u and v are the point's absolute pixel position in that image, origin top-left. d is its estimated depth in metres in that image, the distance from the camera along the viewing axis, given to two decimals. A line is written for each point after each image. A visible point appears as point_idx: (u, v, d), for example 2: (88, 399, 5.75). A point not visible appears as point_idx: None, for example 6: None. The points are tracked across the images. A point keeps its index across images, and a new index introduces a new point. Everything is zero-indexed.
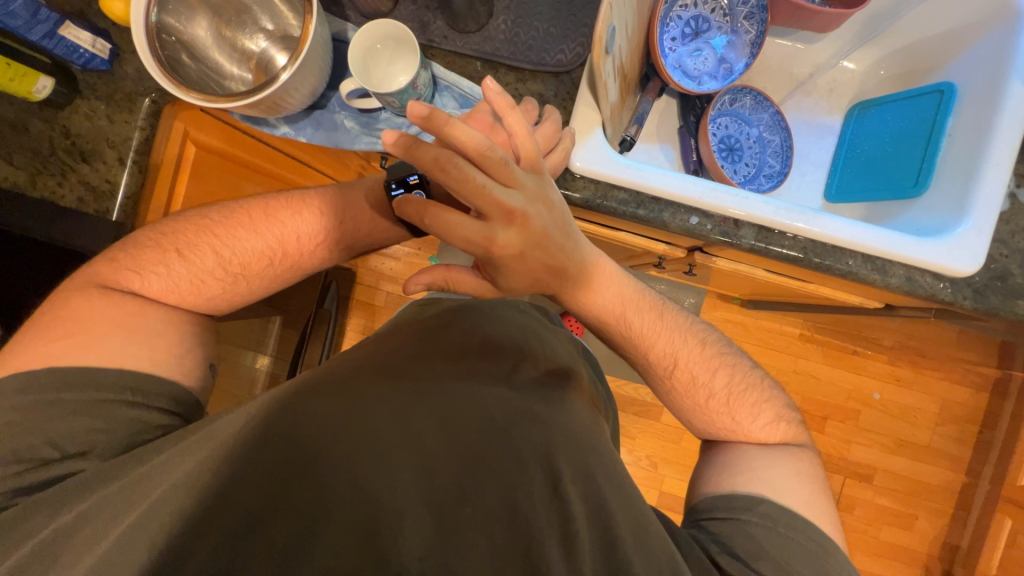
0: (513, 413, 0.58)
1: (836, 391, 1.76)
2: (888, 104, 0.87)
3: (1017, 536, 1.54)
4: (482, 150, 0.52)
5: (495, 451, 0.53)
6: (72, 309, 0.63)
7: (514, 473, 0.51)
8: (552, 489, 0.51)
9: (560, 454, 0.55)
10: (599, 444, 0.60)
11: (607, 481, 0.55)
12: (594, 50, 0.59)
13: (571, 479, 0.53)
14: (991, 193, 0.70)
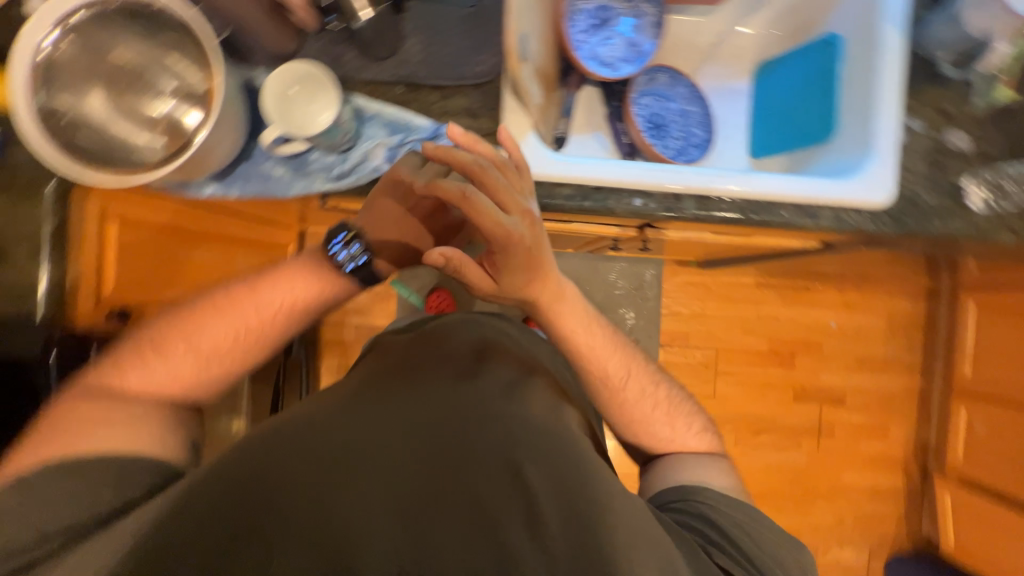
0: (490, 428, 0.61)
1: (795, 327, 1.90)
2: (790, 62, 0.94)
3: (972, 423, 1.70)
4: (503, 163, 0.66)
5: (462, 458, 0.58)
6: (54, 418, 0.61)
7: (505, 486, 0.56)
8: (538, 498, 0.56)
9: (539, 462, 0.59)
10: (575, 440, 0.65)
11: (587, 477, 0.59)
12: (510, 61, 0.60)
13: (553, 482, 0.57)
14: (889, 130, 0.77)
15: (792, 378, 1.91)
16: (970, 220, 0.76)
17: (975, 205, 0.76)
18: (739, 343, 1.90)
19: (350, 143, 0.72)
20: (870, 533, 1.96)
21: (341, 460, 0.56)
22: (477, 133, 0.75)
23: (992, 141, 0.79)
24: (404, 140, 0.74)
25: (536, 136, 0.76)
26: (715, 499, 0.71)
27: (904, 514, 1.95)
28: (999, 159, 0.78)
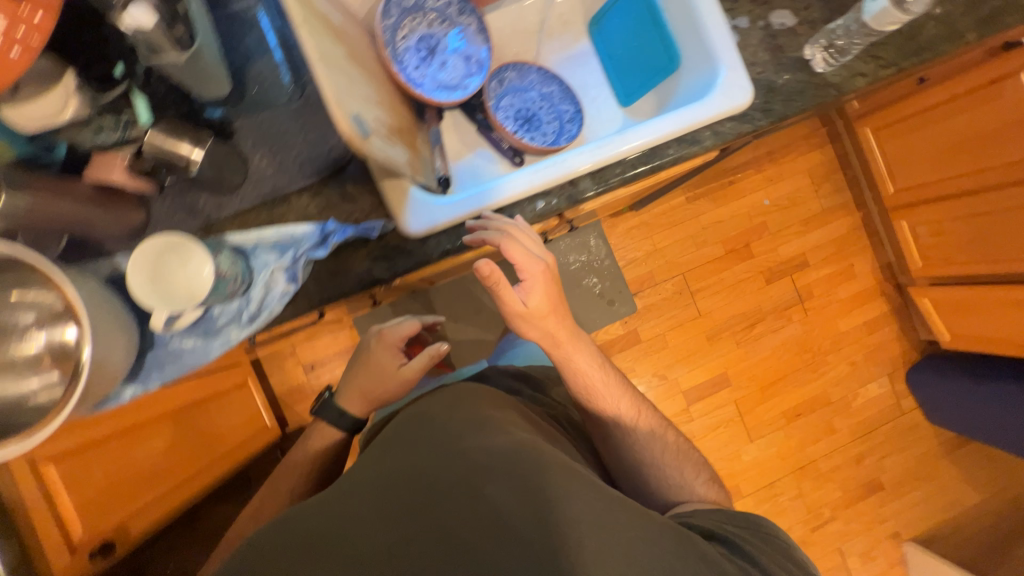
0: (457, 462, 0.60)
1: (737, 221, 1.99)
2: (613, 10, 0.96)
3: (915, 231, 1.84)
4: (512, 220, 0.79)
5: (459, 503, 0.55)
6: None
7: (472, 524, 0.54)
8: (511, 523, 0.54)
9: (502, 479, 0.57)
10: (538, 449, 0.64)
11: (557, 483, 0.58)
12: (360, 150, 0.58)
13: (519, 498, 0.56)
14: (723, 38, 0.81)
15: (758, 265, 1.99)
16: (819, 87, 0.84)
17: (821, 67, 0.83)
18: (697, 259, 1.97)
19: (247, 284, 0.69)
20: (882, 362, 2.07)
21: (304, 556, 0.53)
22: (363, 213, 0.74)
23: (811, 8, 0.84)
24: (299, 251, 0.70)
25: (420, 187, 0.75)
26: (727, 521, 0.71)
27: (902, 332, 2.08)
28: (823, 21, 0.84)
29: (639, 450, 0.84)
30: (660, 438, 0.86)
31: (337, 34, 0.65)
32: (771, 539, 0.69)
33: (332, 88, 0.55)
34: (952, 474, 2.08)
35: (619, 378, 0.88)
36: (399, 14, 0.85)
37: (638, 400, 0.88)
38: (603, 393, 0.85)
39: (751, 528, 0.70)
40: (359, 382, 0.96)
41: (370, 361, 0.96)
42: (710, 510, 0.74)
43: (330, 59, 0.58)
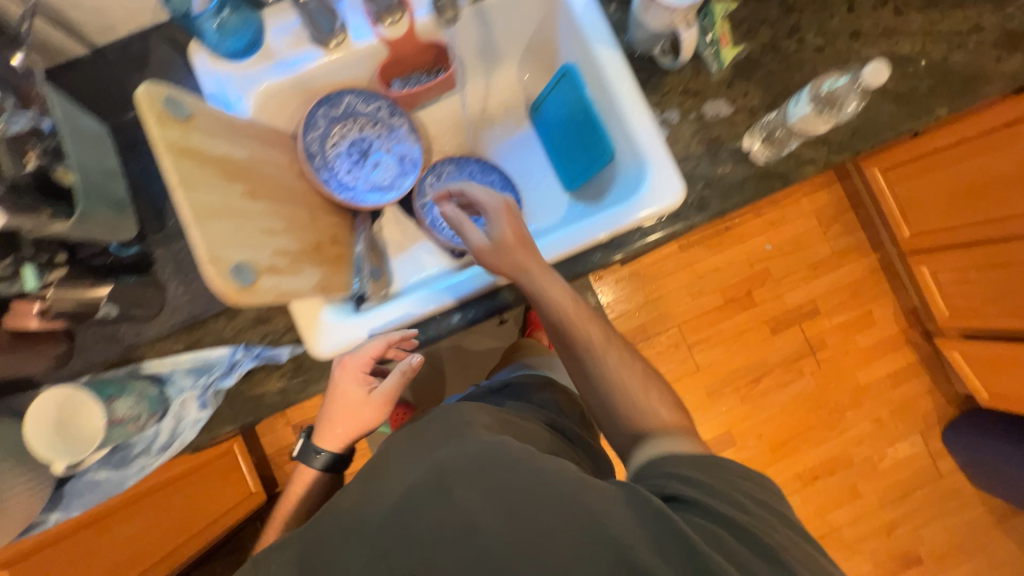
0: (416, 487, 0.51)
1: (737, 268, 1.87)
2: (547, 99, 0.93)
3: (938, 277, 1.67)
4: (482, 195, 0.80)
5: (472, 495, 0.48)
6: None
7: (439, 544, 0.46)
8: (482, 535, 0.46)
9: (474, 486, 0.49)
10: (520, 449, 0.53)
11: (541, 486, 0.48)
12: (239, 302, 0.57)
13: (494, 507, 0.47)
14: (649, 137, 0.77)
15: (760, 313, 1.87)
16: (761, 178, 0.78)
17: (761, 158, 0.77)
18: (693, 308, 1.86)
19: (160, 413, 0.71)
20: (913, 418, 1.86)
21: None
22: (277, 333, 0.74)
23: (749, 94, 0.79)
24: (210, 380, 0.72)
25: (333, 307, 0.75)
26: (674, 461, 0.55)
27: (934, 384, 1.87)
28: (763, 108, 0.78)
29: (627, 411, 0.64)
30: (655, 396, 0.64)
31: (237, 173, 0.66)
32: (766, 506, 0.52)
33: (206, 246, 0.55)
34: (1008, 549, 1.80)
35: (592, 317, 0.69)
36: (326, 123, 0.86)
37: (615, 341, 0.68)
38: (567, 342, 0.68)
39: (730, 489, 0.52)
40: (329, 425, 0.75)
41: (332, 400, 0.74)
42: (669, 454, 0.56)
43: (213, 210, 0.59)
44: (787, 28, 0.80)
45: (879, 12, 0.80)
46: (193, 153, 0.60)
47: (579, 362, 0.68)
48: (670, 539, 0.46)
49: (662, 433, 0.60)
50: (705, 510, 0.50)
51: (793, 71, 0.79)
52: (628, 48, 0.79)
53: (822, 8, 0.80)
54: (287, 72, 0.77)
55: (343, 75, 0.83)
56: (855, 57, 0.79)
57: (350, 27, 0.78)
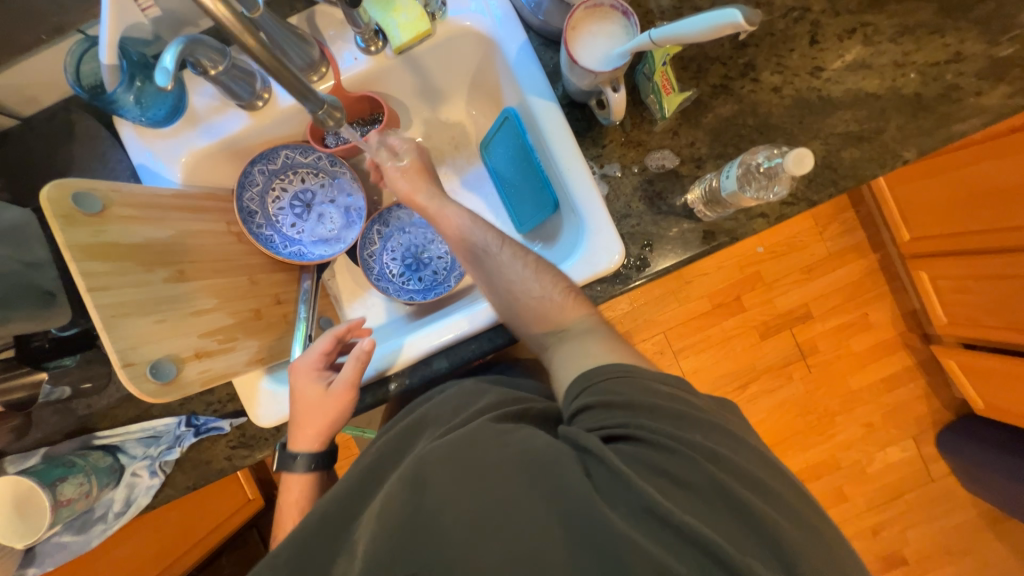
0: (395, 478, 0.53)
1: (726, 272, 1.81)
2: (493, 140, 0.89)
3: (937, 282, 1.58)
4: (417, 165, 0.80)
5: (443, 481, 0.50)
6: None
7: (422, 532, 0.48)
8: (449, 516, 0.48)
9: (444, 469, 0.51)
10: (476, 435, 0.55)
11: (512, 466, 0.50)
12: (159, 400, 0.59)
13: (464, 492, 0.49)
14: (586, 194, 0.73)
15: (750, 318, 1.81)
16: (706, 236, 0.73)
17: (707, 216, 0.72)
18: (680, 315, 1.82)
19: (112, 485, 0.74)
20: (906, 424, 1.82)
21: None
22: (221, 402, 0.76)
23: (696, 143, 0.73)
24: (157, 452, 0.74)
25: (274, 376, 0.77)
26: (604, 380, 0.58)
27: (930, 389, 1.81)
28: (711, 157, 0.73)
29: (530, 309, 0.68)
30: (557, 290, 0.68)
31: (162, 258, 0.66)
32: (702, 429, 0.53)
33: (118, 352, 0.56)
34: (996, 551, 1.79)
35: (500, 234, 0.73)
36: (265, 178, 0.85)
37: (520, 249, 0.72)
38: (475, 261, 0.73)
39: (662, 403, 0.55)
40: (299, 430, 0.72)
41: (295, 406, 0.71)
42: (596, 367, 0.60)
43: (130, 308, 0.60)
44: (741, 66, 0.73)
45: (845, 43, 0.73)
46: (107, 250, 0.60)
47: (486, 281, 0.72)
48: (625, 478, 0.49)
49: (576, 322, 0.66)
50: (648, 433, 0.52)
51: (747, 115, 0.73)
52: (564, 96, 0.75)
53: (780, 42, 0.73)
54: (214, 137, 0.76)
55: (274, 132, 0.81)
56: (815, 97, 0.73)
57: (274, 86, 0.75)
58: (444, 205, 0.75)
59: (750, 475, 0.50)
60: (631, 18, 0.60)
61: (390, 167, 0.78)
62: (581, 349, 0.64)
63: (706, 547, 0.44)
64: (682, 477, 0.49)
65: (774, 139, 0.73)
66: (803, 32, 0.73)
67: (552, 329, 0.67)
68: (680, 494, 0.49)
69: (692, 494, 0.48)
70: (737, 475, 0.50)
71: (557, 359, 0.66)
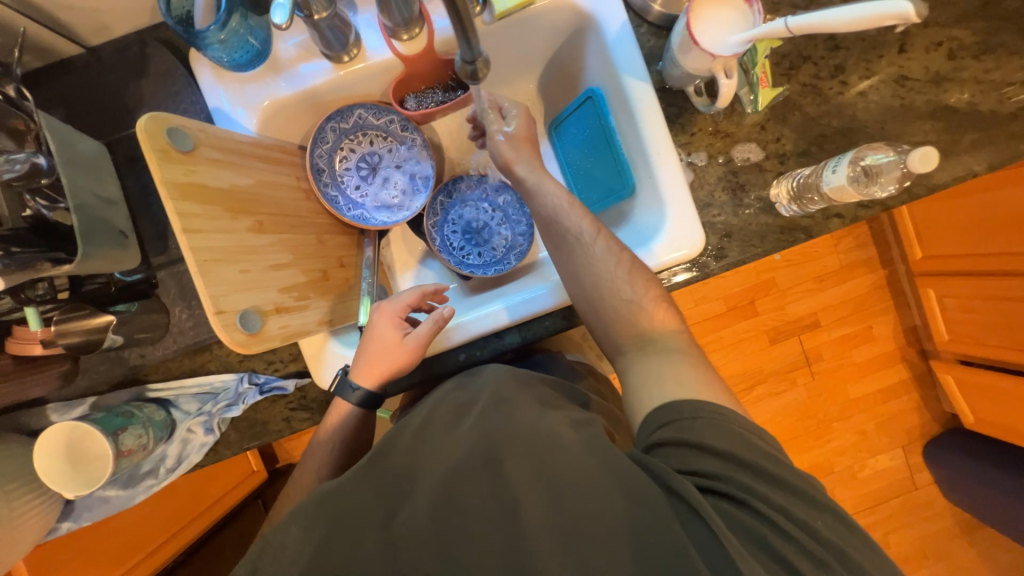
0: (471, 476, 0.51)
1: (744, 276, 1.84)
2: (569, 119, 0.88)
3: (944, 301, 1.65)
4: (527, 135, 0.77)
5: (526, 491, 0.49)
6: None
7: (494, 525, 0.47)
8: (522, 528, 0.47)
9: (530, 473, 0.50)
10: (559, 445, 0.53)
11: (593, 472, 0.50)
12: (245, 352, 0.57)
13: (545, 504, 0.48)
14: (673, 182, 0.73)
15: (761, 322, 1.86)
16: (784, 232, 0.74)
17: (789, 211, 0.73)
18: (696, 315, 1.85)
19: (165, 439, 0.71)
20: (897, 434, 1.90)
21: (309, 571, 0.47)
22: (283, 361, 0.74)
23: (782, 139, 0.74)
24: (216, 408, 0.71)
25: (341, 339, 0.75)
26: (700, 418, 0.53)
27: (922, 402, 1.90)
28: (795, 154, 0.74)
29: (617, 310, 0.66)
30: (647, 296, 0.66)
31: (244, 206, 0.64)
32: (794, 494, 0.50)
33: (211, 298, 0.54)
34: (966, 558, 1.90)
35: (593, 223, 0.71)
36: (336, 137, 0.82)
37: (613, 245, 0.69)
38: (562, 247, 0.70)
39: (769, 468, 0.51)
40: (364, 367, 0.69)
41: (369, 343, 0.69)
42: (688, 401, 0.55)
43: (220, 254, 0.57)
44: (831, 67, 0.74)
45: (931, 55, 0.75)
46: (197, 191, 0.57)
47: (570, 272, 0.70)
48: (699, 515, 0.47)
49: (665, 335, 0.64)
50: (733, 485, 0.50)
51: (832, 116, 0.75)
52: (658, 80, 0.75)
53: (870, 48, 0.75)
54: (296, 87, 0.73)
55: (353, 89, 0.78)
56: (898, 104, 0.75)
57: (364, 40, 0.73)
58: (540, 181, 0.73)
59: (834, 548, 0.47)
60: (755, 6, 0.59)
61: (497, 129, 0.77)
62: (672, 371, 0.60)
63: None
64: (755, 531, 0.48)
65: (857, 142, 0.74)
66: (893, 40, 0.75)
67: (635, 337, 0.65)
68: (749, 544, 0.47)
69: (763, 551, 0.47)
70: (819, 545, 0.47)
71: (639, 376, 0.62)
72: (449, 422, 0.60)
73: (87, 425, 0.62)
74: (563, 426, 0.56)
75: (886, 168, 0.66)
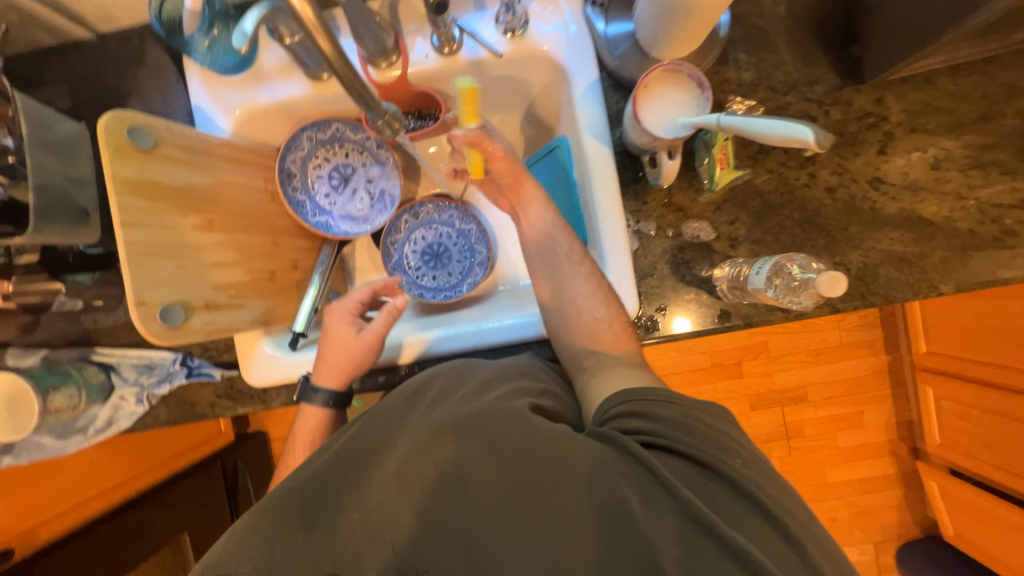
0: (420, 457, 0.52)
1: (736, 337, 1.75)
2: (540, 161, 0.89)
3: (942, 402, 1.56)
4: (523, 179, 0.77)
5: (468, 461, 0.51)
6: None
7: (443, 492, 0.49)
8: (474, 496, 0.49)
9: (470, 446, 0.52)
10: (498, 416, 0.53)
11: (532, 450, 0.50)
12: (163, 343, 0.61)
13: (490, 469, 0.50)
14: (615, 248, 0.72)
15: (746, 386, 1.76)
16: (721, 316, 0.72)
17: (726, 297, 0.72)
18: (680, 364, 1.76)
19: (99, 401, 0.76)
20: (872, 529, 1.78)
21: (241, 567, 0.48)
22: (219, 350, 0.79)
23: (736, 223, 0.73)
24: (148, 382, 0.77)
25: (274, 340, 0.80)
26: (647, 398, 0.55)
27: (906, 501, 1.78)
28: (747, 240, 0.73)
29: (583, 328, 0.68)
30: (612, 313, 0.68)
31: (197, 205, 0.68)
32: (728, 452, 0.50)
33: (135, 290, 0.58)
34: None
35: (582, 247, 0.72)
36: (312, 145, 0.86)
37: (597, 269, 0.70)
38: (547, 271, 0.72)
39: (703, 427, 0.52)
40: (326, 366, 0.73)
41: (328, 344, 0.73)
42: (632, 390, 0.57)
43: (156, 249, 0.61)
44: (801, 158, 0.72)
45: (912, 161, 0.71)
46: (147, 187, 0.61)
47: (547, 287, 0.72)
48: (642, 468, 0.48)
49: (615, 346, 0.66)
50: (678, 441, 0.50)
51: (794, 206, 0.72)
52: (619, 143, 0.75)
53: (847, 144, 0.72)
54: (274, 97, 0.77)
55: (332, 104, 0.82)
56: (867, 207, 0.72)
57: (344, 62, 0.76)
58: (535, 207, 0.75)
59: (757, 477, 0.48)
60: (705, 92, 0.60)
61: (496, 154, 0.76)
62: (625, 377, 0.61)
63: (717, 532, 0.43)
64: (697, 471, 0.48)
65: (814, 237, 0.72)
66: (873, 139, 0.72)
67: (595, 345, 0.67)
68: (701, 497, 0.47)
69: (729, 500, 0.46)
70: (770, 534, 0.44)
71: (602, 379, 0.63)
72: (400, 407, 0.61)
73: (26, 378, 0.68)
74: (503, 398, 0.56)
75: (808, 287, 0.64)
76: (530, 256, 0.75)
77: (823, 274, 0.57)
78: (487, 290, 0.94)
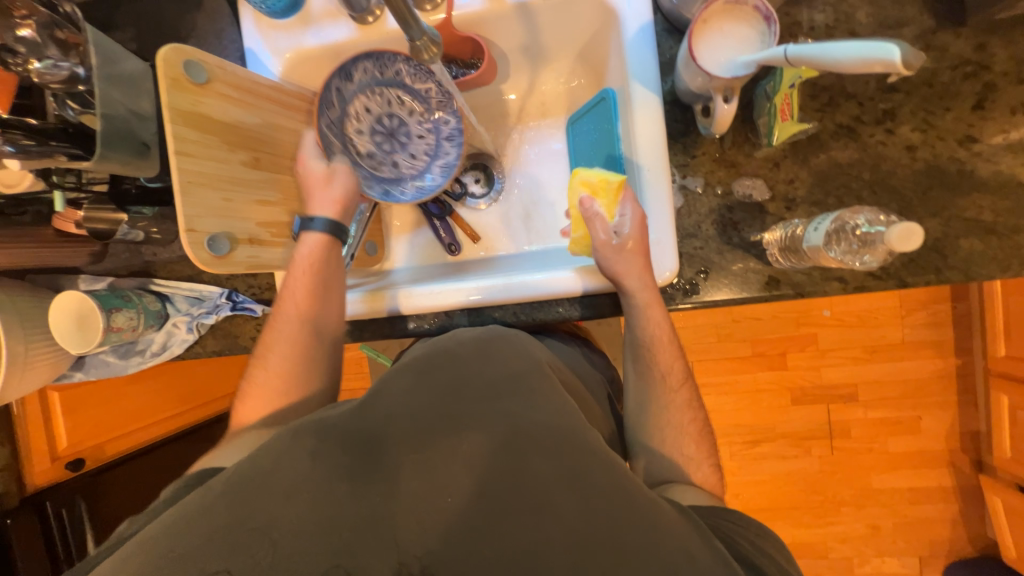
0: (495, 465, 0.48)
1: (781, 324, 1.64)
2: (584, 116, 0.84)
3: (1017, 413, 1.41)
4: (642, 277, 0.64)
5: (543, 481, 0.48)
6: None
7: (514, 508, 0.47)
8: (548, 526, 0.46)
9: (548, 463, 0.48)
10: (590, 446, 0.50)
11: (617, 497, 0.47)
12: (208, 269, 0.64)
13: (569, 496, 0.47)
14: (660, 203, 0.68)
15: (789, 379, 1.66)
16: (768, 284, 0.67)
17: (776, 261, 0.66)
18: (715, 351, 1.68)
19: (155, 326, 0.82)
20: (916, 542, 1.65)
21: (265, 538, 0.45)
22: (260, 289, 0.83)
23: (795, 182, 0.67)
24: (197, 312, 0.82)
25: None
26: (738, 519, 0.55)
27: (960, 517, 1.64)
28: (805, 203, 0.67)
29: (671, 421, 0.66)
30: (689, 420, 0.66)
31: (245, 142, 0.70)
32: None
33: (186, 217, 0.61)
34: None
35: (685, 373, 0.67)
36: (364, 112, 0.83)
37: (693, 401, 0.67)
38: (644, 379, 0.68)
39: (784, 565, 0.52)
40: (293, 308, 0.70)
41: (286, 306, 0.70)
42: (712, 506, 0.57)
43: (204, 179, 0.64)
44: (879, 112, 0.65)
45: (1015, 119, 0.62)
46: (200, 120, 0.64)
47: (636, 398, 0.69)
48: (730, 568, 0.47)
49: (695, 434, 0.65)
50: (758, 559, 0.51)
51: (866, 167, 0.65)
52: (669, 93, 0.70)
53: (937, 97, 0.64)
54: (321, 40, 0.78)
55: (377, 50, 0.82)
56: (954, 169, 0.64)
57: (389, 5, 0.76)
58: (646, 308, 0.66)
59: None
60: (773, 26, 0.54)
61: (604, 240, 0.65)
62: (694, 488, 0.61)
63: None
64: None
65: (885, 201, 0.65)
66: (970, 92, 0.63)
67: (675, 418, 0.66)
68: None
69: None
70: None
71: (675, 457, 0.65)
72: (455, 385, 0.56)
73: (94, 298, 0.74)
74: (585, 428, 0.53)
75: (877, 243, 0.56)
76: (627, 342, 0.70)
77: (895, 227, 0.51)
78: (522, 246, 0.92)
